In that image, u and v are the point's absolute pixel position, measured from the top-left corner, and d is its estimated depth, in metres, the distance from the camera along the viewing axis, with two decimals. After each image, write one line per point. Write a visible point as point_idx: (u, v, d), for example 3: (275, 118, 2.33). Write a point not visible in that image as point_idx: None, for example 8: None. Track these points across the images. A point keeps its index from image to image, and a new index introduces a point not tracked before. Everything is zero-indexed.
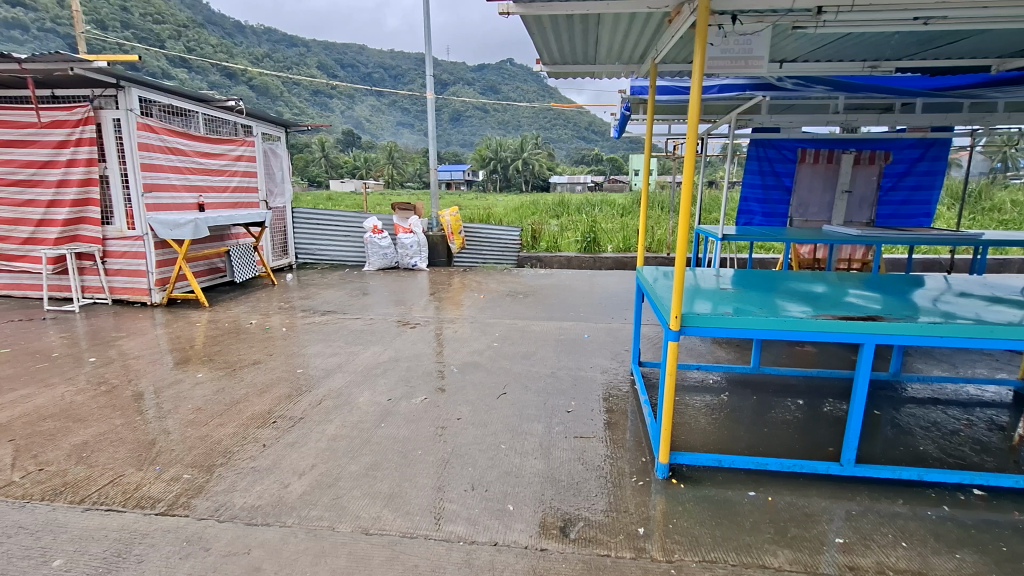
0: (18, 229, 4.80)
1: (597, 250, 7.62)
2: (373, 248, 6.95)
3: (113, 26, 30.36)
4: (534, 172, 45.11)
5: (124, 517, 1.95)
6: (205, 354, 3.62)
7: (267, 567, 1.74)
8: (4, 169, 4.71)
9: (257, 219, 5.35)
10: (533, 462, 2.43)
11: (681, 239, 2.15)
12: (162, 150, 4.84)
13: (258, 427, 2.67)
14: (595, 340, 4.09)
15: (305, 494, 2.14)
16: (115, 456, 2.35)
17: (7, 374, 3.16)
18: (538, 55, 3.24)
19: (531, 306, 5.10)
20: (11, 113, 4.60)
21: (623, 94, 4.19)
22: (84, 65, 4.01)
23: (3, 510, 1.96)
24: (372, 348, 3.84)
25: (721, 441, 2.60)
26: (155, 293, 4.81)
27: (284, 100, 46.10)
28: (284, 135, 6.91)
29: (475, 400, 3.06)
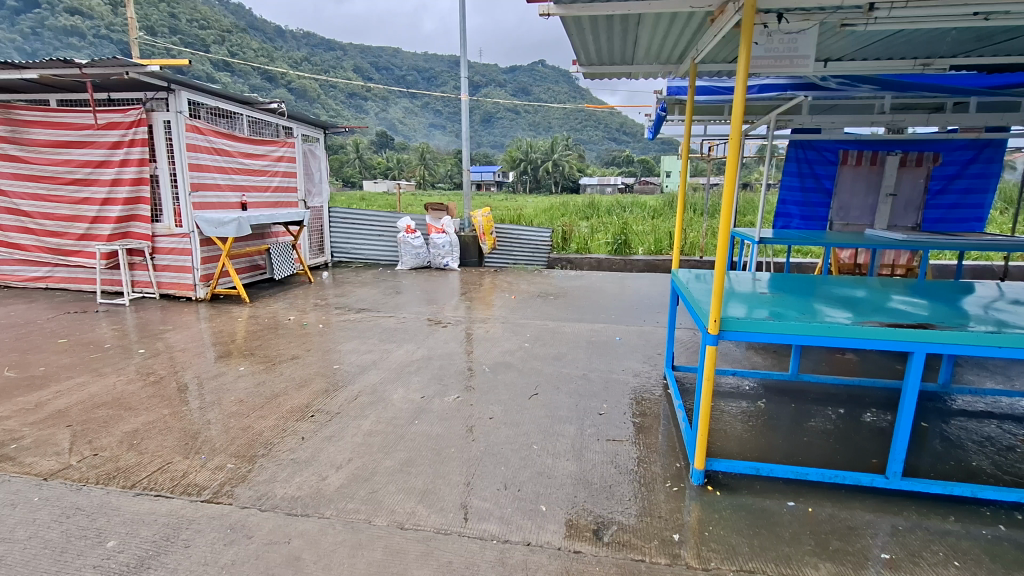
0: (75, 226, 5.05)
1: (627, 253, 7.56)
2: (406, 248, 7.06)
3: (162, 32, 31.72)
4: (564, 173, 44.93)
5: (172, 503, 2.03)
6: (246, 348, 3.74)
7: (306, 556, 1.78)
8: (63, 168, 4.96)
9: (296, 219, 5.50)
10: (566, 463, 2.42)
11: (721, 242, 2.10)
12: (208, 151, 5.03)
13: (297, 420, 2.74)
14: (627, 343, 4.05)
15: (342, 487, 2.18)
16: (163, 444, 2.45)
17: (64, 363, 3.33)
18: (575, 56, 3.24)
19: (562, 307, 5.09)
20: (70, 115, 4.84)
21: (660, 95, 4.14)
22: (138, 69, 4.20)
23: (62, 492, 2.07)
24: (406, 346, 3.89)
25: (758, 450, 2.54)
26: (199, 288, 5.00)
27: (320, 102, 47.32)
28: (322, 136, 7.09)
29: (507, 399, 3.07)
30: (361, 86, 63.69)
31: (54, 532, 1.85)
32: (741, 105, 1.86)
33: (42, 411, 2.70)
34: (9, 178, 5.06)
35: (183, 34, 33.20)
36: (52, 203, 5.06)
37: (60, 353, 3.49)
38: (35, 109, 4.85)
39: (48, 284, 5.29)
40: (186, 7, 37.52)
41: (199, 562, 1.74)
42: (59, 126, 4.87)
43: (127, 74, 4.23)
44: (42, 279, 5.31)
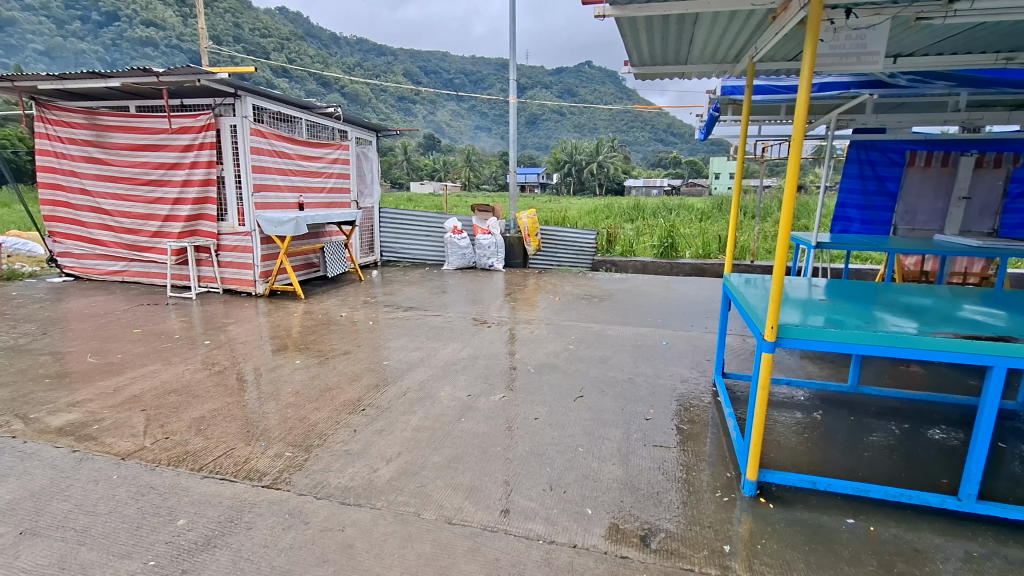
0: (148, 224, 5.41)
1: (674, 256, 7.41)
2: (452, 248, 7.17)
3: (226, 41, 33.50)
4: (609, 176, 44.30)
5: (235, 487, 2.15)
6: (301, 342, 3.90)
7: (359, 545, 1.84)
8: (140, 170, 5.32)
9: (350, 218, 5.70)
10: (611, 467, 2.39)
11: (780, 246, 2.02)
12: (270, 154, 5.28)
13: (349, 413, 2.84)
14: (674, 348, 3.97)
15: (392, 480, 2.24)
16: (227, 431, 2.59)
17: (138, 351, 3.57)
18: (627, 56, 3.21)
19: (607, 310, 5.05)
20: (146, 120, 5.18)
21: (714, 94, 4.00)
22: (209, 77, 4.44)
23: (137, 472, 2.22)
24: (452, 345, 3.96)
25: (814, 463, 2.43)
26: (258, 284, 5.24)
27: (371, 106, 48.77)
28: (374, 139, 7.31)
29: (552, 401, 3.07)
30: (409, 89, 65.08)
31: (131, 508, 1.99)
32: (805, 104, 1.79)
33: (120, 395, 2.91)
34: (93, 178, 5.47)
35: (245, 43, 34.94)
36: (129, 202, 5.43)
37: (135, 341, 3.75)
38: (117, 114, 5.23)
39: (124, 278, 5.69)
40: (248, 16, 39.47)
41: (261, 544, 1.83)
42: (137, 131, 5.23)
43: (199, 81, 4.47)
44: (119, 272, 5.71)
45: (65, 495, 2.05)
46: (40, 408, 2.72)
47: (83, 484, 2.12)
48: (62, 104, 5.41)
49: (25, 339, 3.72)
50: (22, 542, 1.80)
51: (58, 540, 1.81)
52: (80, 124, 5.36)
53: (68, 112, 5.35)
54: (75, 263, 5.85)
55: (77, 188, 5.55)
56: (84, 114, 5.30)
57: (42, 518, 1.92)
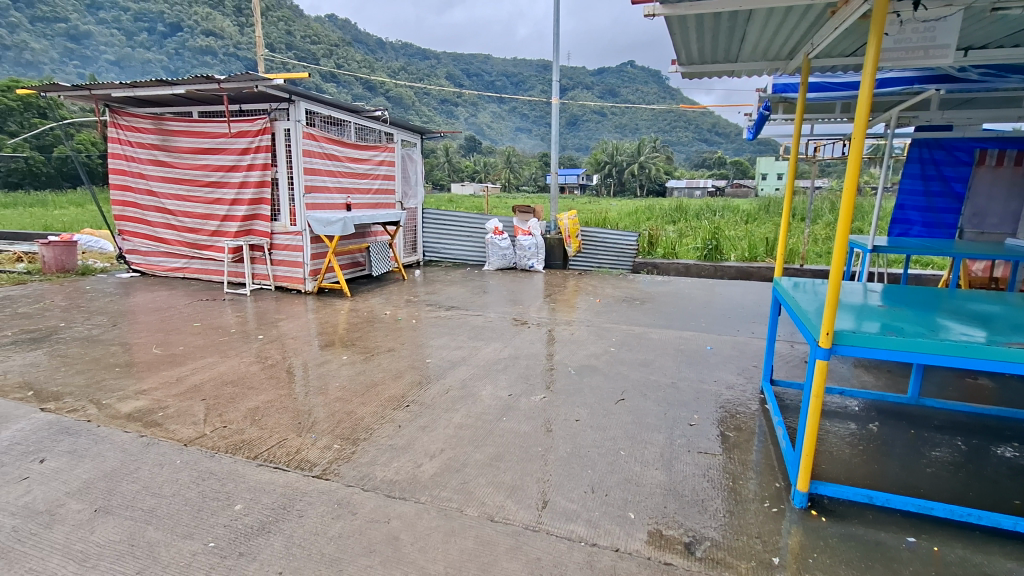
0: (208, 223, 5.70)
1: (718, 259, 7.21)
2: (493, 248, 7.22)
3: (279, 48, 34.94)
4: (650, 176, 43.47)
5: (287, 475, 2.24)
6: (347, 339, 4.02)
7: (404, 537, 1.89)
8: (201, 172, 5.61)
9: (395, 219, 5.83)
10: (654, 473, 2.36)
11: (838, 249, 1.94)
12: (321, 156, 5.47)
13: (394, 408, 2.91)
14: (719, 353, 3.87)
15: (436, 475, 2.29)
16: (279, 422, 2.71)
17: (198, 344, 3.77)
18: (675, 55, 3.16)
19: (649, 313, 4.97)
20: (208, 124, 5.46)
21: (763, 92, 3.85)
22: (266, 83, 4.65)
23: (198, 457, 2.35)
24: (493, 345, 4.00)
25: (870, 477, 2.32)
26: (307, 282, 5.43)
27: (415, 108, 49.73)
28: (419, 141, 7.47)
29: (593, 403, 3.05)
30: (451, 92, 65.99)
31: (193, 492, 2.11)
32: (868, 101, 1.71)
33: (182, 384, 3.08)
34: (158, 180, 5.81)
35: (297, 49, 36.37)
36: (190, 202, 5.73)
37: (195, 334, 3.96)
38: (181, 120, 5.53)
39: (185, 274, 6.02)
40: (300, 24, 41.06)
41: (312, 531, 1.90)
42: (199, 135, 5.52)
43: (257, 87, 4.69)
44: (181, 269, 6.04)
45: (134, 477, 2.19)
46: (111, 394, 2.92)
47: (150, 467, 2.26)
48: (132, 110, 5.76)
49: (98, 329, 3.99)
50: (96, 519, 1.93)
51: (128, 519, 1.93)
52: (148, 129, 5.70)
53: (137, 118, 5.70)
54: (141, 260, 6.23)
55: (144, 189, 5.90)
56: (151, 120, 5.63)
57: (114, 498, 2.05)
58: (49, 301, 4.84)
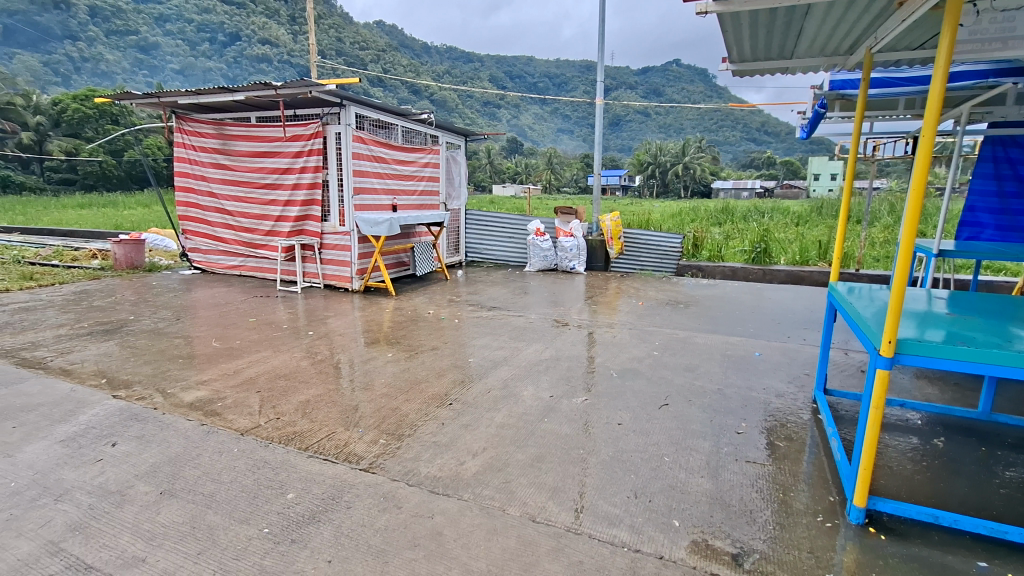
0: (263, 223, 5.95)
1: (767, 262, 6.96)
2: (534, 250, 7.24)
3: (330, 55, 36.17)
4: (695, 176, 42.39)
5: (336, 467, 2.31)
6: (392, 337, 4.12)
7: (447, 533, 1.92)
8: (257, 175, 5.86)
9: (439, 220, 5.93)
10: (699, 480, 2.30)
11: (903, 252, 1.84)
12: (369, 159, 5.64)
13: (437, 406, 2.96)
14: (768, 360, 3.75)
15: (478, 473, 2.31)
16: (328, 415, 2.80)
17: (253, 339, 3.95)
18: (726, 53, 3.09)
19: (694, 317, 4.86)
20: (264, 129, 5.70)
21: (819, 90, 3.71)
22: (320, 89, 4.83)
23: (254, 447, 2.46)
24: (534, 346, 4.00)
25: (934, 495, 2.19)
26: (355, 281, 5.60)
27: (458, 111, 50.39)
28: (463, 143, 7.58)
29: (635, 407, 3.00)
30: (493, 94, 66.64)
31: (249, 479, 2.21)
32: (939, 96, 1.63)
33: (239, 377, 3.24)
34: (219, 182, 6.11)
35: (346, 56, 37.60)
36: (247, 203, 6.00)
37: (250, 330, 4.15)
38: (240, 125, 5.81)
39: (242, 272, 6.31)
40: (349, 31, 42.47)
41: (359, 523, 1.96)
42: (256, 139, 5.78)
43: (311, 93, 4.87)
44: (238, 267, 6.34)
45: (196, 463, 2.31)
46: (175, 384, 3.10)
47: (210, 454, 2.39)
48: (196, 116, 6.09)
49: (163, 323, 4.25)
50: (162, 501, 2.05)
51: (190, 503, 2.04)
52: (210, 134, 6.01)
53: (200, 123, 6.02)
54: (202, 258, 6.58)
55: (205, 191, 6.23)
56: (213, 125, 5.93)
57: (177, 482, 2.18)
58: (120, 295, 5.19)
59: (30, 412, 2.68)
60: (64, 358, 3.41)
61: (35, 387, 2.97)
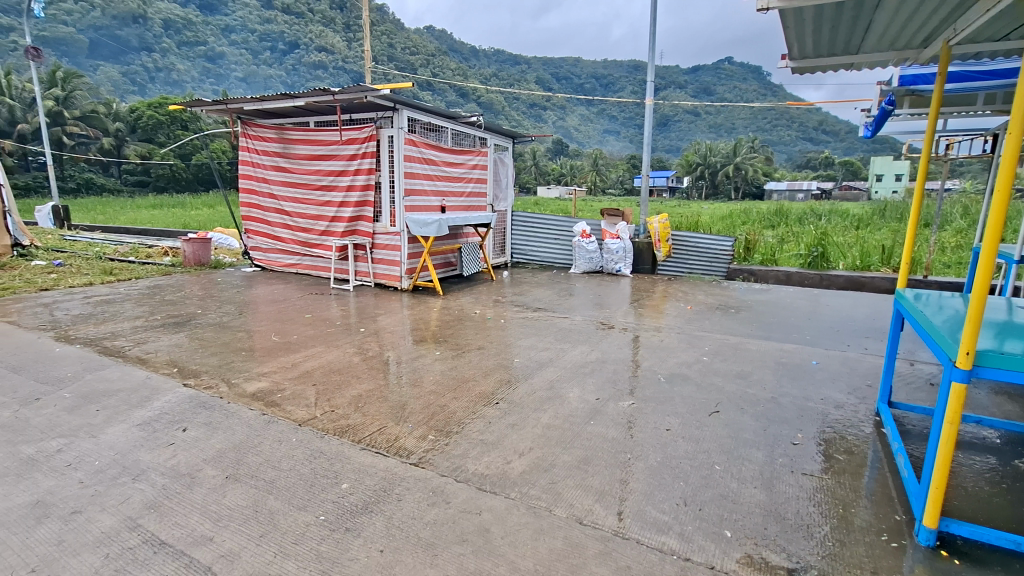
0: (319, 223, 6.19)
1: (825, 267, 6.66)
2: (580, 251, 7.21)
3: (383, 60, 37.25)
4: (746, 177, 40.96)
5: (387, 461, 2.38)
6: (439, 336, 4.19)
7: (494, 530, 1.94)
8: (314, 177, 6.10)
9: (486, 221, 6.00)
10: (752, 491, 2.23)
11: (985, 258, 1.71)
12: (420, 161, 5.78)
13: (484, 404, 3.00)
14: (826, 369, 3.58)
15: (525, 473, 2.33)
16: (379, 410, 2.88)
17: (309, 334, 4.12)
18: (786, 50, 2.99)
19: (746, 322, 4.71)
20: (321, 133, 5.93)
21: (887, 86, 3.53)
22: (375, 94, 4.99)
23: (310, 437, 2.57)
24: (580, 348, 3.99)
25: (1015, 521, 2.03)
26: (404, 280, 5.76)
27: (504, 113, 50.79)
28: (510, 146, 7.64)
29: (684, 413, 2.94)
30: (539, 96, 66.68)
31: (307, 468, 2.31)
32: None
33: (296, 370, 3.39)
34: (278, 184, 6.41)
35: (397, 61, 38.58)
36: (304, 205, 6.26)
37: (306, 325, 4.33)
38: (300, 129, 6.06)
39: (298, 270, 6.59)
40: (400, 36, 43.59)
41: (409, 515, 2.01)
42: (313, 142, 6.01)
43: (367, 98, 5.04)
44: (294, 265, 6.63)
45: (258, 450, 2.44)
46: (239, 375, 3.27)
47: (270, 442, 2.51)
48: (259, 121, 6.40)
49: (227, 317, 4.49)
50: (227, 485, 2.17)
51: (253, 487, 2.16)
52: (272, 138, 6.31)
53: (263, 128, 6.33)
54: (262, 256, 6.91)
55: (266, 192, 6.54)
56: (275, 130, 6.22)
57: (242, 467, 2.30)
58: (189, 290, 5.53)
59: (111, 397, 2.90)
60: (140, 348, 3.67)
61: (116, 373, 3.21)
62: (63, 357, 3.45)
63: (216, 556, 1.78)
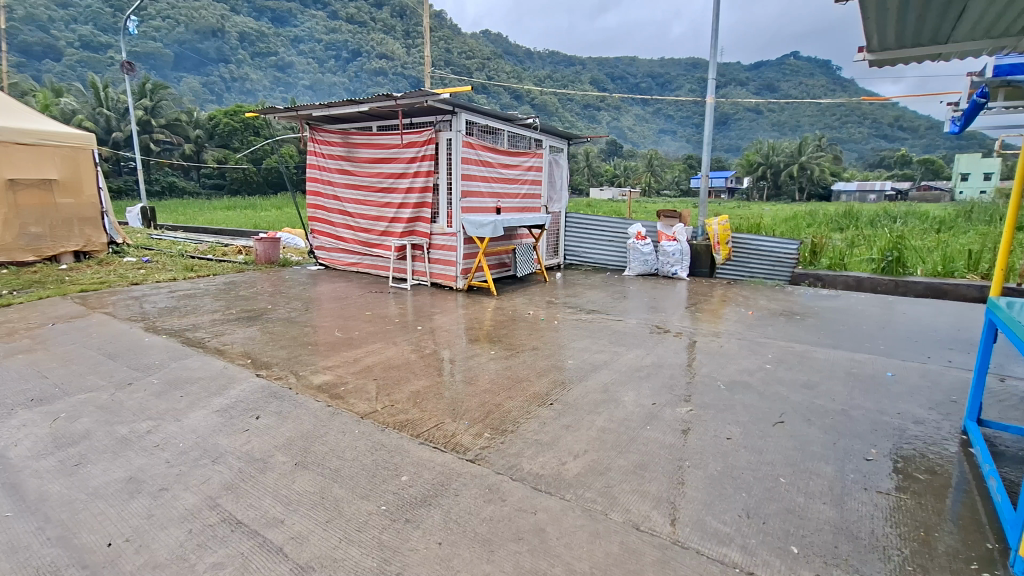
0: (379, 224, 6.42)
1: (900, 273, 6.18)
2: (635, 254, 7.10)
3: (440, 65, 38.09)
4: (812, 177, 38.87)
5: (445, 456, 2.44)
6: (493, 336, 4.24)
7: (550, 530, 1.95)
8: (375, 179, 6.32)
9: (540, 222, 6.03)
10: (821, 507, 2.12)
11: None
12: (477, 163, 5.88)
13: (538, 405, 3.01)
14: (904, 381, 3.35)
15: (580, 475, 2.32)
16: (437, 406, 2.96)
17: (369, 330, 4.28)
18: (863, 42, 2.86)
19: (813, 329, 4.48)
20: (383, 137, 6.14)
21: (980, 77, 3.25)
22: (435, 98, 5.12)
23: (371, 430, 2.67)
24: (635, 351, 3.92)
25: None
26: (459, 279, 5.87)
27: (557, 114, 50.80)
28: (566, 147, 7.62)
29: (746, 422, 2.83)
30: (594, 96, 66.02)
31: (369, 459, 2.41)
32: None
33: (358, 364, 3.53)
34: (342, 187, 6.68)
35: (454, 66, 39.29)
36: (366, 206, 6.50)
37: (367, 322, 4.50)
38: (363, 134, 6.30)
39: (359, 269, 6.85)
40: (456, 41, 44.41)
41: (466, 511, 2.05)
42: (375, 146, 6.23)
43: (427, 102, 5.18)
44: (355, 264, 6.90)
45: (324, 440, 2.56)
46: (306, 367, 3.45)
47: (335, 433, 2.63)
48: (326, 127, 6.71)
49: (295, 313, 4.74)
50: (296, 471, 2.29)
51: (320, 475, 2.27)
52: (337, 143, 6.59)
53: (329, 133, 6.63)
54: (326, 255, 7.23)
55: (331, 195, 6.84)
56: (340, 135, 6.49)
57: (310, 455, 2.42)
58: (260, 286, 5.87)
59: (193, 384, 3.13)
60: (218, 339, 3.94)
61: (197, 362, 3.46)
62: (151, 346, 3.75)
63: (287, 537, 1.88)
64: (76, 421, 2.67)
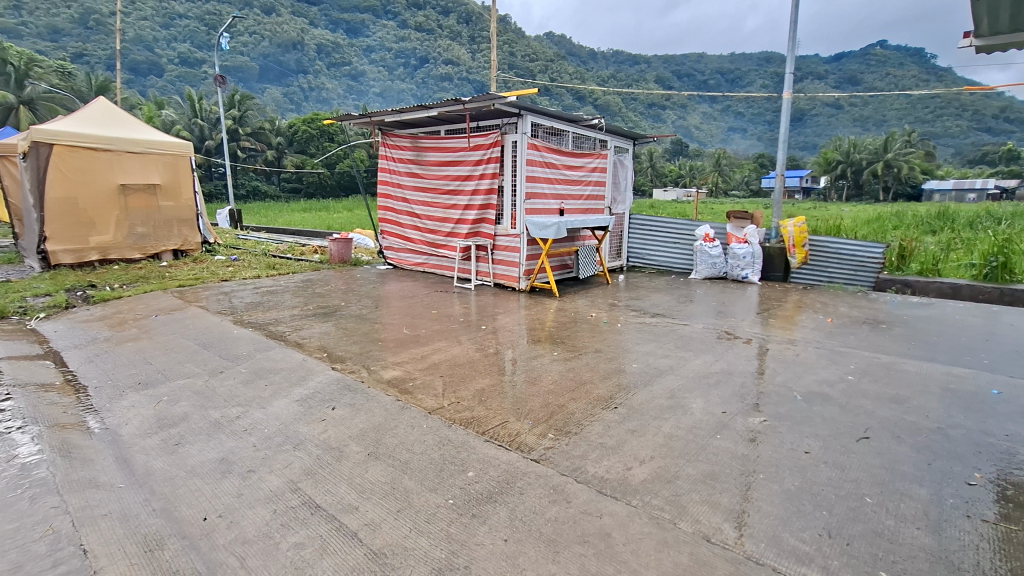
0: (445, 225, 6.58)
1: (1007, 280, 5.69)
2: (702, 256, 6.87)
3: (503, 69, 38.52)
4: (899, 176, 35.92)
5: (510, 455, 2.47)
6: (555, 337, 4.24)
7: (615, 535, 1.92)
8: (442, 182, 6.50)
9: (604, 223, 5.97)
10: (914, 532, 1.96)
11: None
12: (541, 164, 5.92)
13: (602, 408, 2.98)
14: (1011, 401, 3.03)
15: (646, 481, 2.28)
16: (501, 405, 3.00)
17: (435, 328, 4.40)
18: (972, 25, 2.63)
19: (901, 340, 4.15)
20: (450, 140, 6.30)
21: None
22: (502, 101, 5.20)
23: (438, 425, 2.74)
24: (703, 357, 3.79)
25: None
26: (522, 280, 5.92)
27: (620, 115, 49.99)
28: (631, 147, 7.49)
29: (827, 436, 2.67)
30: (659, 95, 64.46)
31: (437, 453, 2.48)
32: None
33: (425, 361, 3.64)
34: (410, 189, 6.92)
35: (517, 68, 39.58)
36: (433, 208, 6.69)
37: (432, 321, 4.63)
38: (431, 138, 6.49)
39: (425, 269, 7.06)
40: (520, 44, 44.74)
41: (531, 510, 2.07)
42: (442, 149, 6.40)
43: (494, 105, 5.26)
44: (422, 264, 7.11)
45: (394, 433, 2.66)
46: (376, 363, 3.60)
47: (405, 427, 2.72)
48: (396, 132, 6.97)
49: (365, 310, 4.96)
50: (369, 461, 2.40)
51: (390, 466, 2.36)
52: (406, 147, 6.83)
53: (399, 138, 6.88)
54: (393, 255, 7.50)
55: (400, 197, 7.10)
56: (409, 139, 6.72)
57: (381, 446, 2.53)
58: (333, 284, 6.19)
59: (275, 374, 3.35)
60: (297, 333, 4.19)
61: (279, 354, 3.70)
62: (239, 337, 4.05)
63: (361, 523, 1.98)
64: (176, 405, 2.93)
